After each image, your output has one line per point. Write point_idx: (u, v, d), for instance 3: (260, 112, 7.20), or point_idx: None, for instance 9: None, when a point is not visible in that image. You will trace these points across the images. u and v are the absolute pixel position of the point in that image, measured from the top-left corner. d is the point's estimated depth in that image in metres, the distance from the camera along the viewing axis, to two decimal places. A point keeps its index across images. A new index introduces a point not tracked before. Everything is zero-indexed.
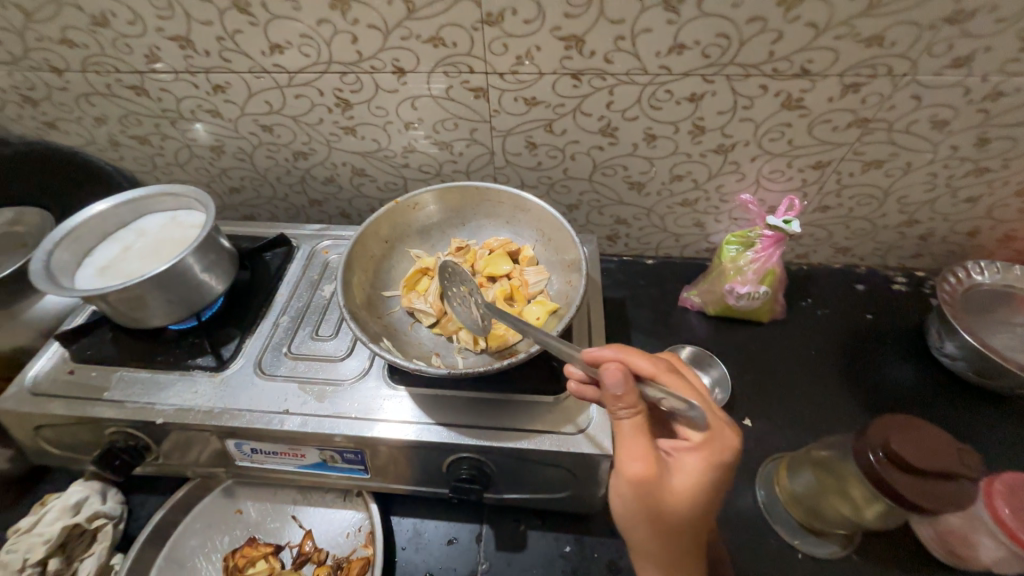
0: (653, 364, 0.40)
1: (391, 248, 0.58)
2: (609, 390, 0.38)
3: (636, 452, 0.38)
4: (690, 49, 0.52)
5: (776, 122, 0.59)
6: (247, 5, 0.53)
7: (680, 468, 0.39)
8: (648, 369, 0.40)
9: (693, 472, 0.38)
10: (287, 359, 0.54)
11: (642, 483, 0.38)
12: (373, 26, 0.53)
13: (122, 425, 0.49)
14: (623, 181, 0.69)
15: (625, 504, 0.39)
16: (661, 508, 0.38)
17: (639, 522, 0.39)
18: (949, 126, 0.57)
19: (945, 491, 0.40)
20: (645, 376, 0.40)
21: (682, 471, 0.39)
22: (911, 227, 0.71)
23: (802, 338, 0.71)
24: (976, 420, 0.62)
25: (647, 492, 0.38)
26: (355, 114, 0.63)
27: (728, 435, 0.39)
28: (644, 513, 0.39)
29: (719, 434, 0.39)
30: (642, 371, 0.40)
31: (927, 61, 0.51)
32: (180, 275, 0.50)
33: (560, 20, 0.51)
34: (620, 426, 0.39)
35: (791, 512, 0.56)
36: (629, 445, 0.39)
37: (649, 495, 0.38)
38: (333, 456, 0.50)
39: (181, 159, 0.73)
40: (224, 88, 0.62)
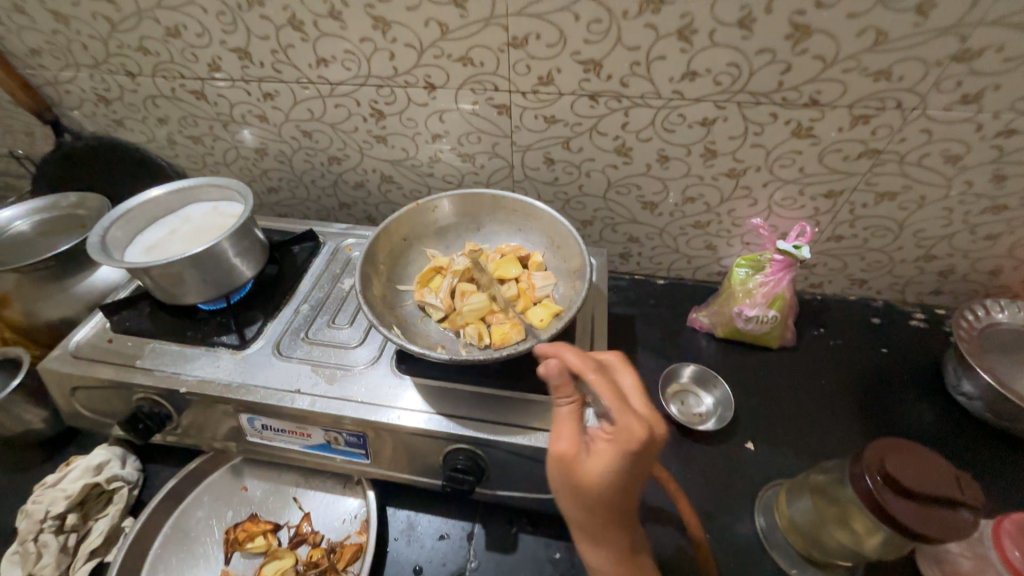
0: (584, 358, 0.41)
1: (410, 246, 0.61)
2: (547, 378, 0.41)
3: (559, 433, 0.39)
4: (702, 76, 0.55)
5: (786, 150, 0.61)
6: (301, 23, 0.59)
7: (594, 454, 0.37)
8: (575, 361, 0.41)
9: (600, 458, 0.36)
10: (303, 343, 0.57)
11: (560, 467, 0.38)
12: (409, 45, 0.59)
13: (149, 392, 0.53)
14: (636, 200, 0.71)
15: (551, 485, 0.39)
16: (576, 491, 0.37)
17: (563, 504, 0.39)
18: (962, 162, 0.58)
19: (945, 517, 0.39)
20: (573, 369, 0.41)
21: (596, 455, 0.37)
22: (930, 262, 0.70)
23: (812, 366, 0.71)
24: (994, 463, 0.60)
25: (562, 473, 0.38)
26: (387, 124, 0.68)
27: (639, 426, 0.36)
28: (563, 494, 0.38)
29: (629, 425, 0.36)
30: (570, 364, 0.41)
31: (936, 97, 0.53)
32: (216, 258, 0.55)
33: (580, 46, 0.55)
34: (558, 412, 0.41)
35: (790, 541, 0.54)
36: (557, 427, 0.40)
37: (566, 476, 0.37)
38: (337, 438, 0.52)
39: (228, 159, 0.80)
40: (273, 96, 0.68)
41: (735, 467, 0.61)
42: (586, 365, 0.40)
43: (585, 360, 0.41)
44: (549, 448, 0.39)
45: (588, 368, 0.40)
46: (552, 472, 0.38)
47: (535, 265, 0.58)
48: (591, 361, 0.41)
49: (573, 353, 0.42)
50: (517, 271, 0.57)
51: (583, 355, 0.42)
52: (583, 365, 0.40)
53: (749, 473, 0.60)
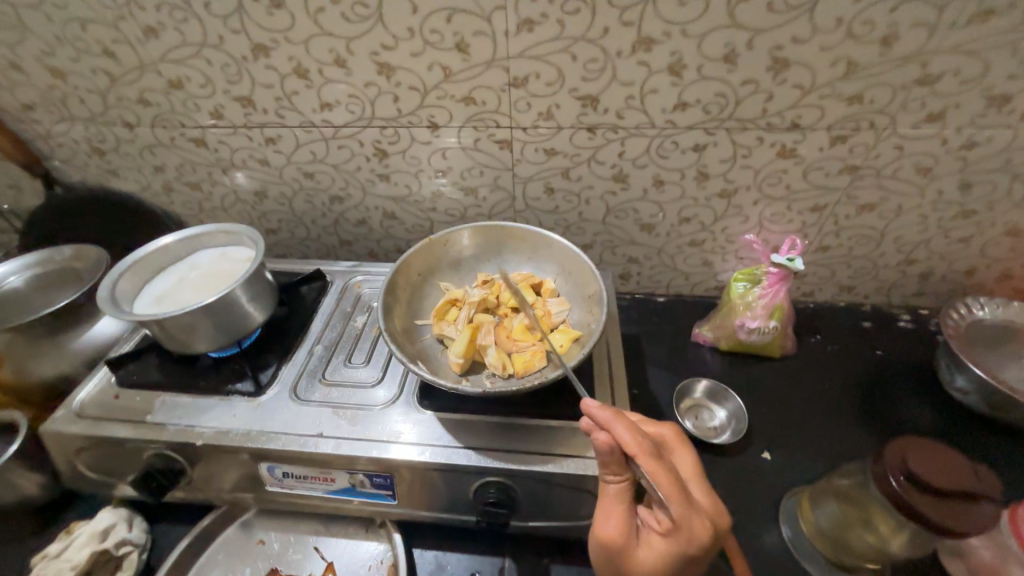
0: (638, 441, 0.40)
1: (424, 281, 0.62)
2: (598, 454, 0.41)
3: (609, 514, 0.41)
4: (693, 106, 0.59)
5: (772, 170, 0.65)
6: (306, 71, 0.61)
7: (648, 544, 0.40)
8: (631, 445, 0.39)
9: (656, 551, 0.39)
10: (320, 385, 0.56)
11: (610, 549, 0.40)
12: (413, 87, 0.61)
13: (161, 448, 0.51)
14: (634, 223, 0.74)
15: (595, 556, 0.42)
16: (625, 574, 0.40)
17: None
18: (932, 173, 0.63)
19: (967, 510, 0.40)
20: (628, 454, 0.40)
21: (649, 544, 0.40)
22: (911, 266, 0.75)
23: (815, 373, 0.73)
24: (995, 454, 0.62)
25: (612, 556, 0.40)
26: (390, 163, 0.70)
27: (702, 531, 0.38)
28: (610, 570, 0.42)
29: (691, 529, 0.38)
30: (623, 446, 0.39)
31: (904, 116, 0.58)
32: (230, 304, 0.54)
33: (577, 83, 0.59)
34: (606, 489, 0.42)
35: (817, 547, 0.55)
36: (607, 507, 0.42)
37: (614, 558, 0.40)
38: (363, 480, 0.51)
39: (227, 204, 0.80)
40: (275, 141, 0.69)
41: (756, 478, 0.61)
42: (641, 451, 0.39)
43: (640, 445, 0.39)
44: (599, 531, 0.41)
45: (646, 456, 0.39)
46: (600, 551, 0.41)
47: (546, 293, 0.60)
48: (646, 445, 0.39)
49: (626, 433, 0.40)
50: (530, 300, 0.59)
51: (636, 434, 0.40)
52: (639, 451, 0.39)
53: (770, 483, 0.61)
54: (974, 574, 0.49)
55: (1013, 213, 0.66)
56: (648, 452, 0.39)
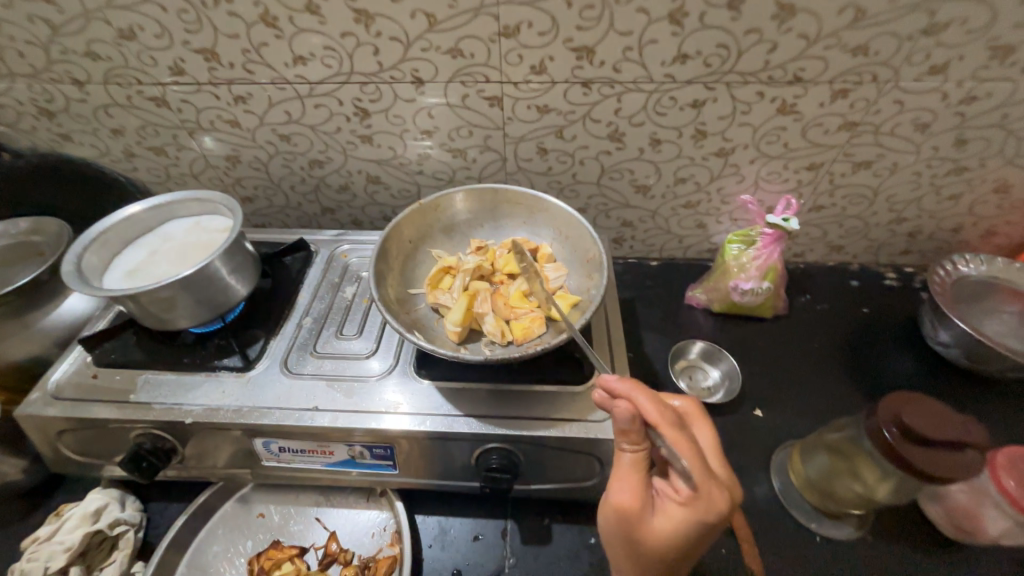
0: (659, 409, 0.40)
1: (415, 249, 0.60)
2: (617, 422, 0.40)
3: (623, 482, 0.41)
4: (693, 58, 0.56)
5: (771, 127, 0.63)
6: (274, 19, 0.55)
7: (663, 513, 0.40)
8: (652, 412, 0.39)
9: (671, 519, 0.39)
10: (312, 358, 0.54)
11: (625, 517, 0.40)
12: (394, 38, 0.56)
13: (150, 428, 0.49)
14: (629, 185, 0.72)
15: (606, 524, 0.42)
16: (637, 543, 0.40)
17: (615, 545, 0.42)
18: (930, 129, 0.62)
19: (956, 459, 0.42)
20: (649, 421, 0.40)
21: (664, 512, 0.40)
22: (900, 224, 0.75)
23: (804, 332, 0.74)
24: (972, 404, 0.65)
25: (625, 524, 0.40)
26: (373, 123, 0.66)
27: (721, 499, 0.38)
28: (621, 539, 0.41)
29: (710, 497, 0.38)
30: (645, 413, 0.40)
31: (908, 69, 0.56)
32: (210, 277, 0.51)
33: (573, 32, 0.55)
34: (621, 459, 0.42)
35: (806, 497, 0.57)
36: (622, 476, 0.41)
37: (628, 527, 0.40)
38: (362, 452, 0.50)
39: (196, 170, 0.74)
40: (245, 99, 0.64)
41: (747, 434, 0.63)
42: (663, 418, 0.39)
43: (662, 413, 0.39)
44: (614, 500, 0.40)
45: (669, 424, 0.39)
46: (613, 519, 0.41)
47: (543, 255, 0.58)
48: (667, 413, 0.39)
49: (647, 401, 0.40)
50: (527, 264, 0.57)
51: (658, 404, 0.41)
52: (661, 419, 0.39)
53: (761, 439, 0.63)
54: (951, 516, 0.53)
55: (1003, 170, 0.66)
56: (669, 421, 0.40)
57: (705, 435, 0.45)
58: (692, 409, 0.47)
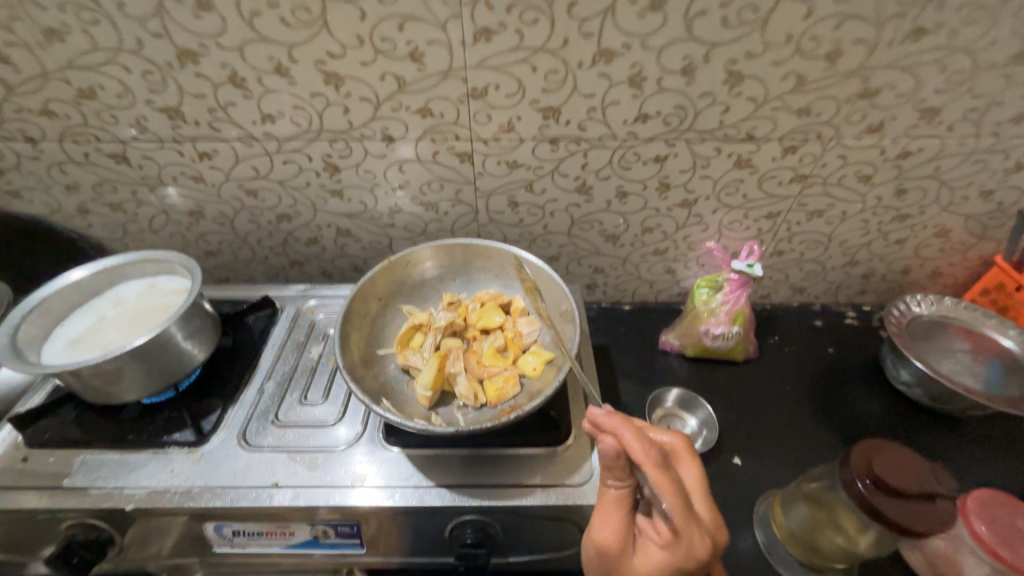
0: (646, 447, 0.38)
1: (385, 306, 0.59)
2: (601, 456, 0.39)
3: (605, 518, 0.39)
4: (653, 118, 0.59)
5: (730, 179, 0.66)
6: (242, 80, 0.56)
7: (644, 553, 0.39)
8: (637, 450, 0.38)
9: (650, 561, 0.38)
10: (273, 428, 0.51)
11: (605, 553, 0.39)
12: (365, 99, 0.57)
13: (84, 518, 0.44)
14: (599, 234, 0.73)
15: (588, 560, 0.41)
16: None
17: None
18: (873, 180, 0.66)
19: (929, 511, 0.42)
20: (634, 459, 0.38)
21: (643, 551, 0.39)
22: (855, 267, 0.79)
23: (776, 374, 0.75)
24: (939, 441, 0.67)
25: (605, 561, 0.39)
26: (342, 178, 0.65)
27: (702, 545, 0.36)
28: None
29: (691, 542, 0.36)
30: (630, 451, 0.38)
31: (848, 128, 0.60)
32: (162, 345, 0.47)
33: (539, 95, 0.57)
34: (605, 493, 0.40)
35: (791, 551, 0.56)
36: (605, 511, 0.40)
37: (608, 563, 0.39)
38: (326, 530, 0.46)
39: (155, 226, 0.72)
40: (210, 156, 0.63)
41: (730, 484, 0.62)
42: (648, 459, 0.37)
43: (647, 453, 0.38)
44: (594, 536, 0.39)
45: (654, 465, 0.37)
46: (593, 554, 0.40)
47: (515, 309, 0.58)
48: (654, 454, 0.38)
49: (634, 439, 0.38)
50: (500, 318, 0.57)
51: (644, 442, 0.38)
52: (645, 458, 0.37)
53: (743, 489, 0.62)
54: (930, 562, 0.51)
55: (942, 216, 0.71)
56: (655, 462, 0.37)
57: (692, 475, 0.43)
58: (681, 447, 0.44)
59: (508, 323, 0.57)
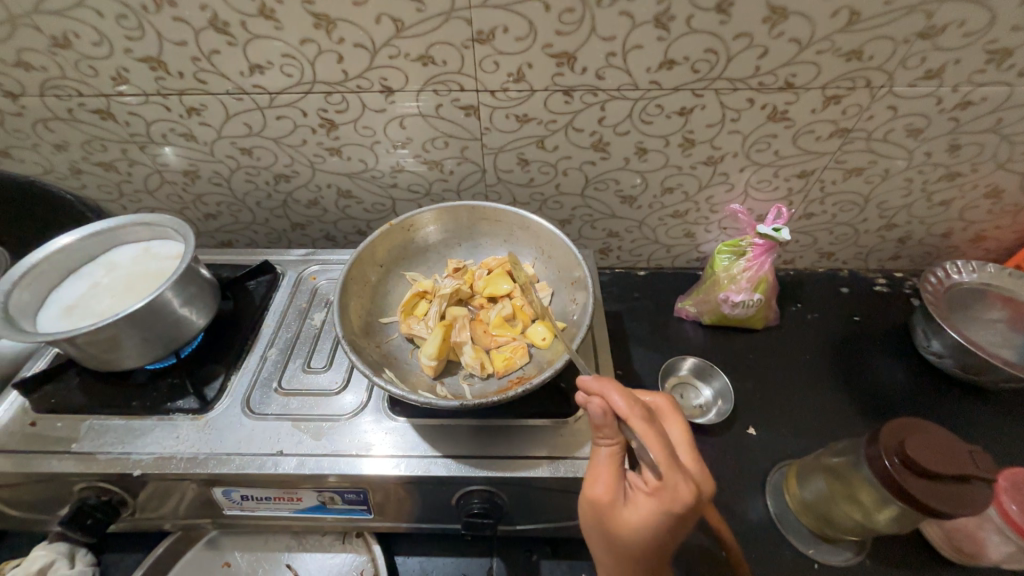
0: (630, 402, 0.37)
1: (387, 272, 0.56)
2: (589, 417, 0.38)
3: (595, 476, 0.38)
4: (680, 64, 0.53)
5: (762, 134, 0.60)
6: (225, 24, 0.51)
7: (633, 504, 0.37)
8: (617, 401, 0.37)
9: (640, 511, 0.36)
10: (277, 396, 0.50)
11: (596, 507, 0.38)
12: (359, 45, 0.52)
13: (94, 481, 0.45)
14: (615, 196, 0.69)
15: (584, 521, 0.40)
16: (610, 537, 0.37)
17: (593, 541, 0.40)
18: (923, 135, 0.60)
19: (962, 494, 0.39)
20: (614, 409, 0.37)
21: (634, 504, 0.37)
22: (890, 231, 0.74)
23: (797, 343, 0.72)
24: (965, 415, 0.64)
25: (598, 517, 0.38)
26: (340, 135, 0.61)
27: (688, 491, 0.34)
28: (596, 533, 0.39)
29: (676, 487, 0.34)
30: (610, 402, 0.37)
31: (902, 74, 0.53)
32: (158, 312, 0.46)
33: (552, 38, 0.51)
34: (595, 451, 0.39)
35: (802, 521, 0.55)
36: (595, 468, 0.39)
37: (600, 517, 0.38)
38: (333, 497, 0.46)
39: (151, 186, 0.69)
40: (199, 111, 0.59)
41: (743, 455, 0.61)
42: (629, 410, 0.37)
43: (628, 403, 0.37)
44: (584, 492, 0.38)
45: (637, 416, 0.36)
46: (585, 510, 0.39)
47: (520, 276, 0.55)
48: (637, 406, 0.37)
49: (614, 391, 0.38)
50: (504, 285, 0.54)
51: (626, 393, 0.38)
52: (625, 408, 0.37)
53: (756, 460, 0.60)
54: (949, 538, 0.52)
55: (995, 175, 0.64)
56: (635, 409, 0.37)
57: (679, 429, 0.41)
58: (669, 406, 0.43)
59: (512, 290, 0.54)
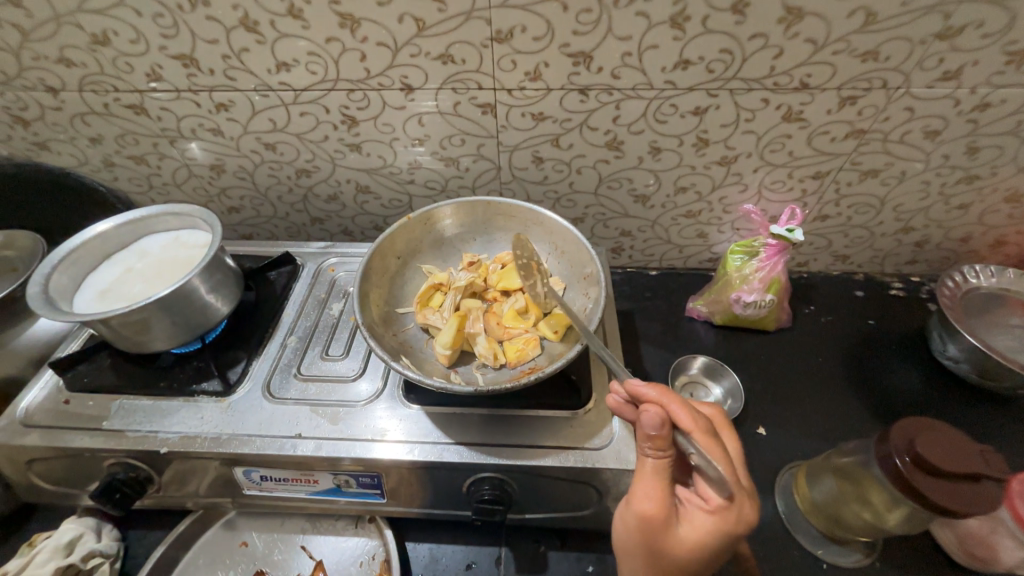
0: (693, 416, 0.38)
1: (404, 264, 0.58)
2: (643, 428, 0.37)
3: (645, 490, 0.38)
4: (695, 64, 0.54)
5: (776, 134, 0.60)
6: (254, 23, 0.53)
7: (688, 522, 0.38)
8: (685, 419, 0.37)
9: (699, 529, 0.37)
10: (296, 381, 0.52)
11: (649, 525, 0.37)
12: (382, 43, 0.54)
13: (123, 457, 0.47)
14: (628, 194, 0.69)
15: (625, 534, 0.39)
16: (659, 552, 0.38)
17: (632, 554, 0.40)
18: (941, 136, 0.59)
19: (972, 492, 0.39)
20: (680, 426, 0.37)
21: (688, 520, 0.38)
22: (907, 234, 0.73)
23: (808, 345, 0.72)
24: (981, 421, 0.63)
25: (649, 533, 0.38)
26: (361, 131, 0.63)
27: (749, 507, 0.37)
28: (640, 547, 0.39)
29: (740, 506, 0.36)
30: (677, 419, 0.37)
31: (919, 75, 0.53)
32: (187, 298, 0.48)
33: (569, 37, 0.52)
34: (644, 465, 0.39)
35: (811, 522, 0.55)
36: (645, 483, 0.39)
37: (652, 533, 0.38)
38: (348, 480, 0.48)
39: (179, 179, 0.72)
40: (227, 107, 0.61)
41: (753, 454, 0.61)
42: (697, 427, 0.37)
43: (695, 421, 0.37)
44: (637, 508, 0.38)
45: (702, 431, 0.37)
46: (635, 526, 0.38)
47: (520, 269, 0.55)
48: (702, 422, 0.37)
49: (681, 408, 0.38)
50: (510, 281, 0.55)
51: (690, 410, 0.38)
52: (693, 425, 0.37)
53: (765, 459, 0.60)
54: (962, 542, 0.51)
55: (1015, 179, 0.64)
56: (702, 428, 0.37)
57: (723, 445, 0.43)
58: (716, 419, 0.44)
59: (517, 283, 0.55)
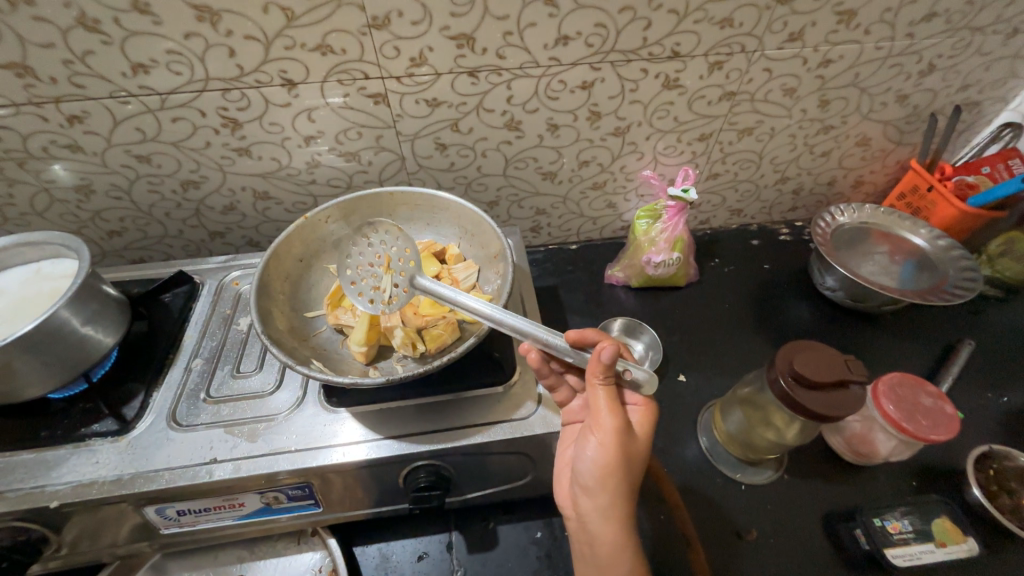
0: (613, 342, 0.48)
1: (307, 266, 0.56)
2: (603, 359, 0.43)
3: (614, 413, 0.43)
4: (574, 40, 0.56)
5: (660, 102, 0.64)
6: (95, 22, 0.47)
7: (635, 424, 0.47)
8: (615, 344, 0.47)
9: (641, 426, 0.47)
10: (206, 405, 0.49)
11: (624, 435, 0.44)
12: (250, 37, 0.50)
13: (6, 522, 0.42)
14: (536, 173, 0.71)
15: (608, 458, 0.43)
16: (632, 458, 0.44)
17: (613, 478, 0.43)
18: (797, 93, 0.66)
19: (842, 398, 0.46)
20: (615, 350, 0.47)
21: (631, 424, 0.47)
22: (785, 183, 0.81)
23: (716, 294, 0.79)
24: (859, 339, 0.73)
25: (625, 444, 0.44)
26: (246, 134, 0.59)
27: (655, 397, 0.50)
28: (620, 464, 0.43)
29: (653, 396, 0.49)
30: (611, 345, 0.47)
31: (770, 37, 0.59)
32: (57, 334, 0.43)
33: (448, 20, 0.52)
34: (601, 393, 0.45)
35: (730, 451, 0.60)
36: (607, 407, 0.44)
37: (627, 441, 0.44)
38: (277, 497, 0.46)
39: (39, 206, 0.64)
40: (81, 119, 0.55)
41: (675, 400, 0.66)
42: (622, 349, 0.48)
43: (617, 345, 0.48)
44: (614, 427, 0.43)
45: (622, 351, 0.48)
46: (615, 442, 0.43)
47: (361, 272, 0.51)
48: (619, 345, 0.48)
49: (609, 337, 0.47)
50: (354, 291, 0.50)
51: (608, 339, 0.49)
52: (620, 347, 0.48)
53: (687, 403, 0.65)
54: (849, 444, 0.58)
55: (862, 125, 0.73)
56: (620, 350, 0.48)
57: None
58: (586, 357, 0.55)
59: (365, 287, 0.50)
